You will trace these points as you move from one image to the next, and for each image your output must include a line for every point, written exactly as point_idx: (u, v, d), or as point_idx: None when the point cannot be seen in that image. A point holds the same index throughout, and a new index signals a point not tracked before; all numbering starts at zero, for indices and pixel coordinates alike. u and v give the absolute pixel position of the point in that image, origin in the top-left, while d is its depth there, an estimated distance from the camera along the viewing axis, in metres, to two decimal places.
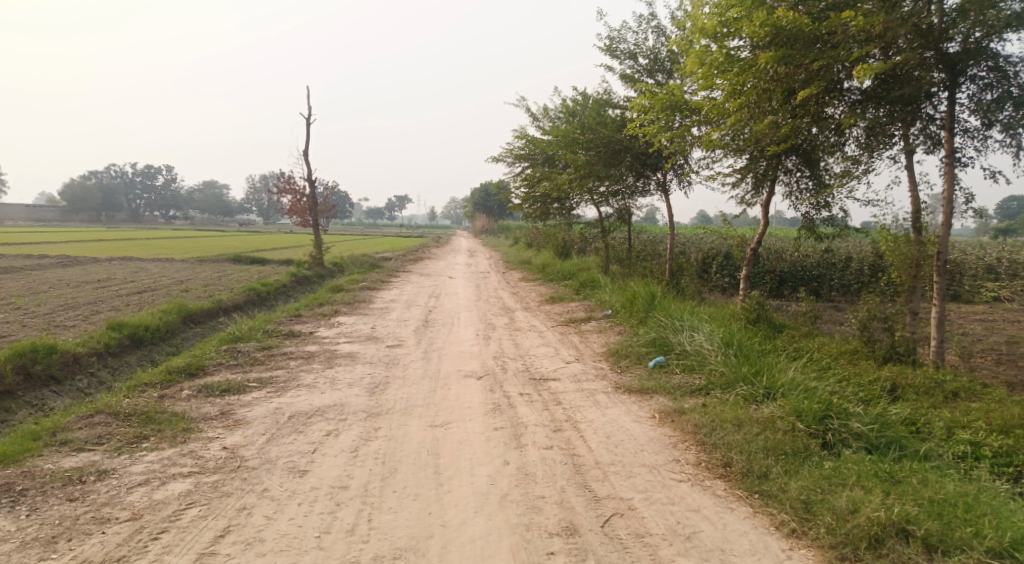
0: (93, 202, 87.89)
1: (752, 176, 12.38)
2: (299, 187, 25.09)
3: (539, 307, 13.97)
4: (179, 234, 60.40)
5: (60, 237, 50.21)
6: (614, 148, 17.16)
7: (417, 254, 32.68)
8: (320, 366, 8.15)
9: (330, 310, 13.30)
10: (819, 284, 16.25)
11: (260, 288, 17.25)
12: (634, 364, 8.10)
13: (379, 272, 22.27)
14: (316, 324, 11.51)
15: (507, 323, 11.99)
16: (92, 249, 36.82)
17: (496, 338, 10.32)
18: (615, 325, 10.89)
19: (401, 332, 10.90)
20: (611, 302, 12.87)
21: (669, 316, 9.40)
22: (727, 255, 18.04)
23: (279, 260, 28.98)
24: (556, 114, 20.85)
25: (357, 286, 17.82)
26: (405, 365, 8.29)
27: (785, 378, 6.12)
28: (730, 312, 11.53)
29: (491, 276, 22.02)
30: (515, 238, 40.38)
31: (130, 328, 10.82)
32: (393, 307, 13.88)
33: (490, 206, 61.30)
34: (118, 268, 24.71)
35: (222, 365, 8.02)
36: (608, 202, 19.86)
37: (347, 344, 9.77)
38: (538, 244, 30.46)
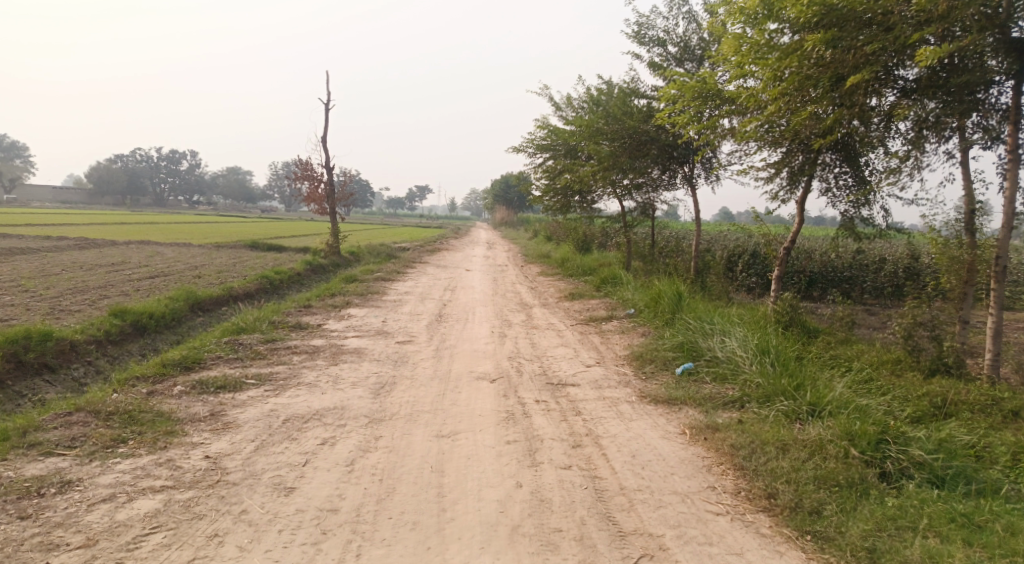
0: (118, 185, 88.54)
1: (787, 171, 11.68)
2: (317, 173, 24.68)
3: (558, 304, 13.38)
4: (201, 219, 60.52)
5: (83, 219, 50.55)
6: (639, 140, 16.49)
7: (434, 245, 32.21)
8: (324, 363, 7.65)
9: (341, 301, 12.82)
10: (850, 286, 15.49)
11: (273, 276, 16.86)
12: (659, 370, 7.51)
13: (395, 263, 21.80)
14: (325, 316, 11.03)
15: (525, 320, 11.43)
16: (113, 233, 36.79)
17: (512, 336, 9.77)
18: (638, 325, 10.29)
19: (413, 326, 10.39)
20: (634, 301, 12.26)
21: (696, 319, 8.78)
22: (755, 254, 17.32)
23: (295, 248, 28.66)
24: (581, 104, 20.19)
25: (372, 276, 17.36)
26: (415, 364, 7.76)
27: (832, 394, 5.51)
28: (760, 315, 10.87)
29: (510, 269, 21.49)
30: (535, 231, 39.72)
31: (133, 315, 10.42)
32: (407, 300, 13.38)
33: (512, 198, 61.04)
34: (134, 252, 24.51)
35: (221, 358, 7.52)
36: (632, 195, 19.23)
37: (355, 339, 9.27)
38: (558, 237, 29.84)
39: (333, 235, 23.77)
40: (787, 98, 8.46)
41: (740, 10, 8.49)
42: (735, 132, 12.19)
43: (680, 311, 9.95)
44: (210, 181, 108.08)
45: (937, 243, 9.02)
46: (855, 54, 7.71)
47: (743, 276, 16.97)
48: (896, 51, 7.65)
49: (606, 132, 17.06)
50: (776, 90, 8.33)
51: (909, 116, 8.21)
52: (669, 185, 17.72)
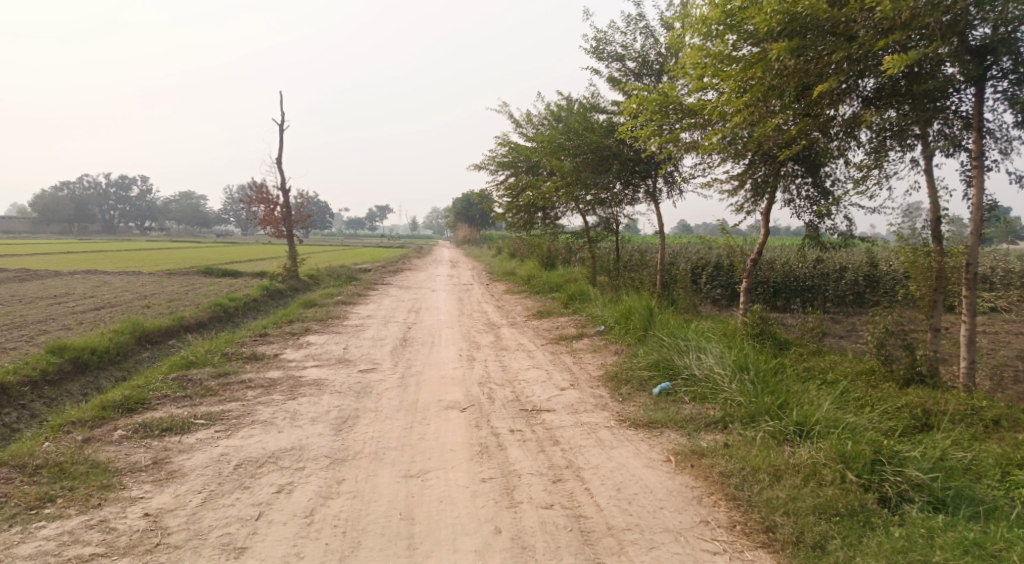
0: (65, 213, 85.73)
1: (750, 183, 11.58)
2: (273, 196, 24.03)
3: (526, 323, 13.06)
4: (153, 245, 58.77)
5: (29, 249, 48.76)
6: (601, 154, 16.34)
7: (396, 265, 31.67)
8: (281, 397, 7.16)
9: (300, 328, 12.30)
10: (813, 295, 15.51)
11: (228, 303, 16.22)
12: (636, 391, 7.22)
13: (356, 285, 21.27)
14: (282, 344, 10.52)
15: (492, 341, 11.06)
16: (60, 263, 35.40)
17: (480, 359, 9.40)
18: (609, 343, 10.01)
19: (376, 353, 9.95)
20: (604, 317, 12.00)
21: (669, 335, 8.53)
22: (719, 266, 17.27)
23: (252, 273, 27.85)
24: (541, 120, 20.04)
25: (331, 300, 16.83)
26: (379, 394, 7.34)
27: (819, 412, 5.27)
28: (730, 328, 10.69)
29: (474, 288, 21.12)
30: (498, 248, 39.44)
31: (74, 352, 9.77)
32: (369, 325, 12.89)
33: (474, 216, 60.95)
34: (80, 283, 23.49)
35: (167, 397, 7.00)
36: (595, 210, 19.09)
37: (315, 369, 8.80)
38: (522, 254, 29.57)
39: (290, 259, 23.12)
40: (752, 110, 8.35)
41: (701, 22, 8.39)
42: (697, 145, 12.09)
43: (652, 327, 9.70)
44: (163, 206, 105.46)
45: (905, 251, 8.94)
46: (818, 63, 7.64)
47: (708, 288, 16.88)
48: (858, 60, 7.58)
49: (568, 148, 16.88)
50: (740, 101, 8.21)
51: (873, 125, 8.14)
52: (632, 199, 17.60)
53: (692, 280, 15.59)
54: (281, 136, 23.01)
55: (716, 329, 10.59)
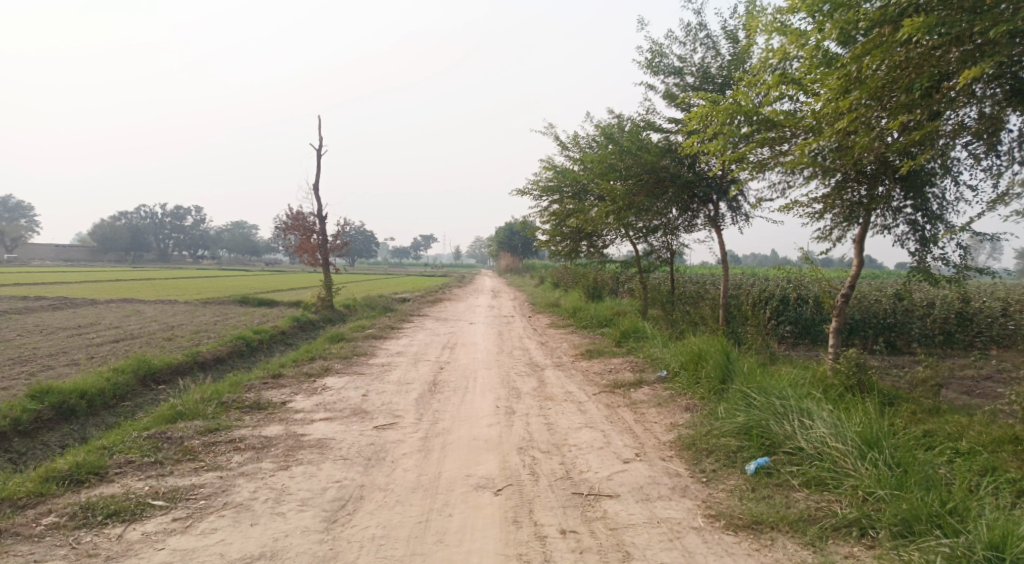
0: (121, 241, 87.73)
1: (839, 206, 9.86)
2: (309, 222, 23.10)
3: (574, 365, 11.42)
4: (201, 274, 58.93)
5: (80, 276, 49.31)
6: (657, 176, 14.75)
7: (435, 295, 30.37)
8: (272, 466, 5.71)
9: (320, 367, 10.94)
10: (895, 334, 13.38)
11: (251, 336, 15.02)
12: (726, 468, 5.55)
13: (390, 317, 19.99)
14: (295, 389, 9.15)
15: (536, 387, 9.46)
16: (103, 290, 35.16)
17: (521, 413, 7.81)
18: (677, 398, 8.32)
19: (400, 401, 8.48)
20: (667, 361, 10.30)
21: (758, 390, 6.84)
22: (787, 300, 15.41)
23: (287, 302, 26.86)
24: (589, 142, 18.66)
25: (362, 334, 15.53)
26: (393, 464, 5.81)
27: (1022, 528, 3.82)
28: (817, 375, 8.93)
29: (516, 321, 19.62)
30: (540, 278, 37.80)
31: (58, 397, 8.56)
32: (397, 365, 11.43)
33: (517, 244, 59.90)
34: (112, 312, 22.74)
35: (132, 463, 5.62)
36: (648, 238, 17.53)
37: (324, 422, 7.34)
38: (567, 284, 27.91)
39: (324, 288, 22.00)
40: (867, 109, 6.84)
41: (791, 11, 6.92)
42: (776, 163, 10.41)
43: (730, 379, 7.99)
44: (213, 234, 107.23)
45: None
46: (952, 50, 6.16)
47: (776, 325, 15.00)
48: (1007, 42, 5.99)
49: (620, 169, 15.29)
50: (849, 100, 6.68)
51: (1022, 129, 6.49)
52: (690, 226, 15.96)
53: (761, 316, 13.78)
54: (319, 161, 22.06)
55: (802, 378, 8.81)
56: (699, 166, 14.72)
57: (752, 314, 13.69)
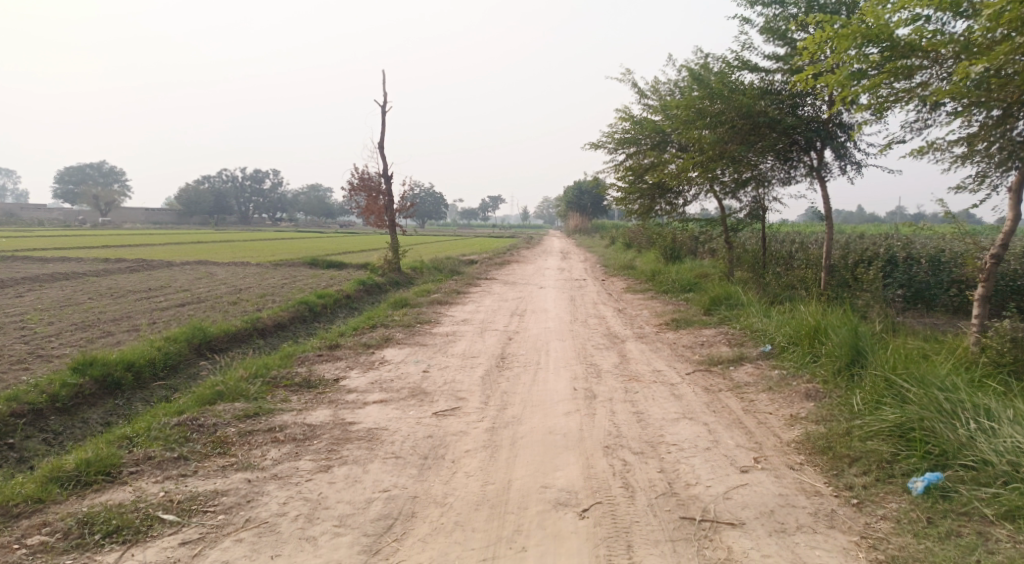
0: (204, 205, 90.58)
1: (990, 144, 8.28)
2: (375, 182, 22.34)
3: (659, 336, 10.18)
4: (277, 236, 59.83)
5: (163, 240, 50.80)
6: (752, 122, 13.07)
7: (505, 257, 29.40)
8: (310, 466, 4.78)
9: (381, 337, 10.08)
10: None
11: (315, 301, 14.37)
12: (881, 484, 4.40)
13: (458, 280, 19.14)
14: (352, 363, 8.29)
15: (618, 364, 8.31)
16: (182, 253, 35.64)
17: (604, 397, 6.68)
18: (791, 382, 7.03)
19: (465, 379, 7.49)
20: (772, 335, 8.95)
21: (909, 379, 5.60)
22: (899, 261, 13.62)
23: (355, 265, 26.44)
24: (671, 88, 17.06)
25: (427, 299, 14.68)
26: (454, 466, 4.81)
27: None
28: (956, 351, 7.47)
29: (589, 284, 18.44)
30: (613, 238, 36.18)
31: (102, 369, 7.94)
32: (464, 334, 10.45)
33: (588, 203, 58.26)
34: (183, 274, 22.71)
35: (150, 460, 4.78)
36: (739, 193, 15.95)
37: (378, 406, 6.40)
38: (641, 244, 26.36)
39: (391, 249, 21.29)
40: None
41: None
42: (910, 95, 8.83)
43: (862, 360, 6.64)
44: (289, 196, 109.41)
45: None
46: None
47: (887, 287, 13.11)
48: None
49: (710, 115, 13.65)
50: None
51: None
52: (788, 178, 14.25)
53: (874, 278, 12.03)
54: (384, 118, 21.14)
55: (938, 354, 7.34)
56: (802, 109, 12.92)
57: (865, 278, 12.04)
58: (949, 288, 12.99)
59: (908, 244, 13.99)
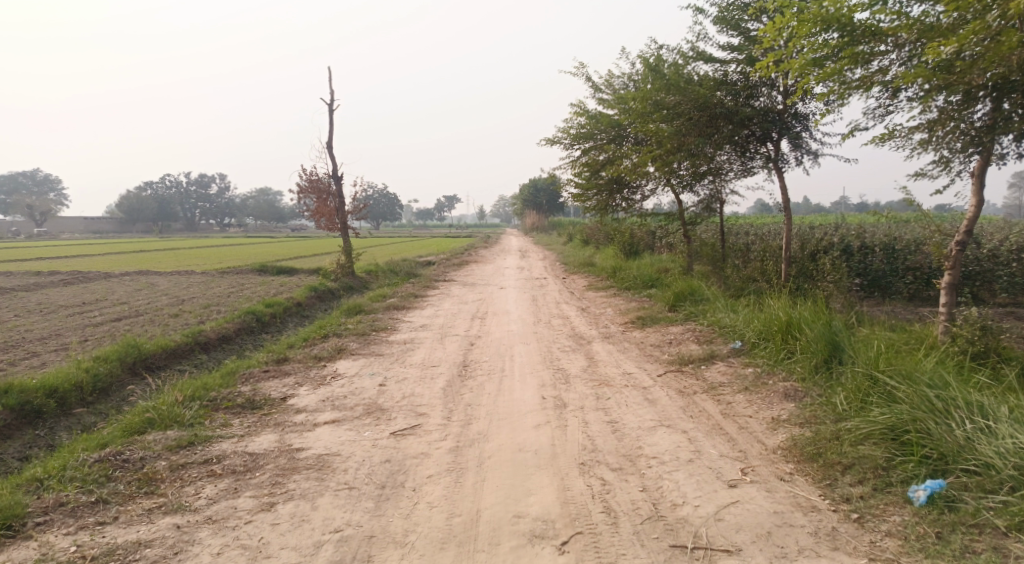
0: (147, 212, 87.50)
1: (953, 128, 8.15)
2: (325, 183, 21.56)
3: (625, 336, 9.82)
4: (225, 242, 57.94)
5: (103, 249, 48.71)
6: (710, 113, 12.83)
7: (461, 257, 28.87)
8: (251, 504, 4.22)
9: (333, 348, 9.49)
10: (977, 284, 10.41)
11: (263, 311, 13.63)
12: (879, 494, 4.06)
13: (414, 283, 18.55)
14: (301, 378, 7.69)
15: (586, 368, 7.91)
16: (125, 263, 34.12)
17: (574, 406, 6.25)
18: (767, 381, 6.71)
19: (425, 392, 6.97)
20: (741, 331, 8.66)
21: (895, 375, 5.29)
22: (855, 249, 13.52)
23: (307, 270, 25.56)
24: (626, 81, 16.78)
25: (381, 304, 14.09)
26: (415, 496, 4.31)
27: None
28: (925, 340, 7.27)
29: (549, 283, 18.07)
30: (569, 235, 35.94)
31: (19, 397, 7.18)
32: (422, 341, 9.92)
33: (543, 201, 58.10)
34: (122, 286, 21.54)
35: (63, 506, 4.17)
36: (697, 187, 15.75)
37: (329, 427, 5.84)
38: (599, 240, 26.11)
39: (343, 253, 20.56)
40: None
41: None
42: (873, 81, 8.65)
43: (842, 359, 6.35)
44: (237, 201, 106.60)
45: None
46: None
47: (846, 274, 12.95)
48: None
49: (666, 108, 13.36)
50: None
51: None
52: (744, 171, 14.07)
53: (840, 268, 12.00)
54: (332, 118, 20.39)
55: (910, 344, 7.11)
56: (754, 100, 12.73)
57: (828, 268, 11.91)
58: (904, 275, 13.09)
59: (863, 232, 13.93)
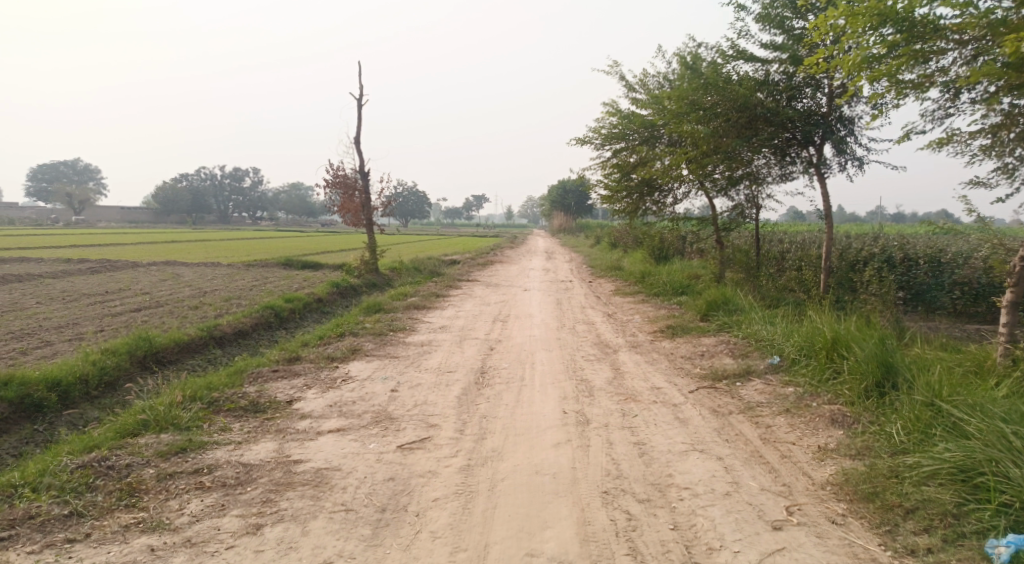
0: (182, 203, 88.62)
1: (1020, 133, 7.50)
2: (352, 178, 21.26)
3: (654, 346, 9.28)
4: (255, 235, 58.34)
5: (135, 239, 49.25)
6: (750, 115, 12.21)
7: (487, 257, 28.48)
8: (236, 527, 3.82)
9: (348, 348, 9.10)
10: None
11: (281, 306, 13.33)
12: (950, 548, 3.62)
13: (437, 282, 18.19)
14: (310, 380, 7.30)
15: (612, 379, 7.41)
16: (154, 253, 34.27)
17: (599, 424, 5.76)
18: (810, 402, 6.16)
19: (439, 401, 6.53)
20: (779, 346, 8.10)
21: (963, 405, 4.74)
22: (898, 261, 12.71)
23: (332, 265, 25.37)
24: (663, 80, 16.20)
25: (402, 303, 13.71)
26: (419, 524, 3.89)
27: None
28: (982, 364, 6.62)
29: (575, 286, 17.57)
30: (598, 238, 35.30)
31: (18, 390, 6.88)
32: (440, 344, 9.48)
33: (573, 202, 57.50)
34: (147, 276, 21.48)
35: (31, 520, 3.87)
36: (732, 191, 15.13)
37: (333, 437, 5.42)
38: (628, 244, 25.48)
39: (367, 249, 20.26)
40: None
41: None
42: (930, 81, 8.02)
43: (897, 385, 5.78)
44: (269, 195, 107.60)
45: None
46: None
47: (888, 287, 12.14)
48: None
49: (704, 108, 12.76)
50: None
51: None
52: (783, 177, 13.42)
53: (887, 282, 11.31)
54: (360, 113, 20.09)
55: (967, 369, 6.50)
56: (796, 102, 12.09)
57: (873, 282, 11.23)
58: (951, 290, 12.24)
59: (905, 244, 13.14)
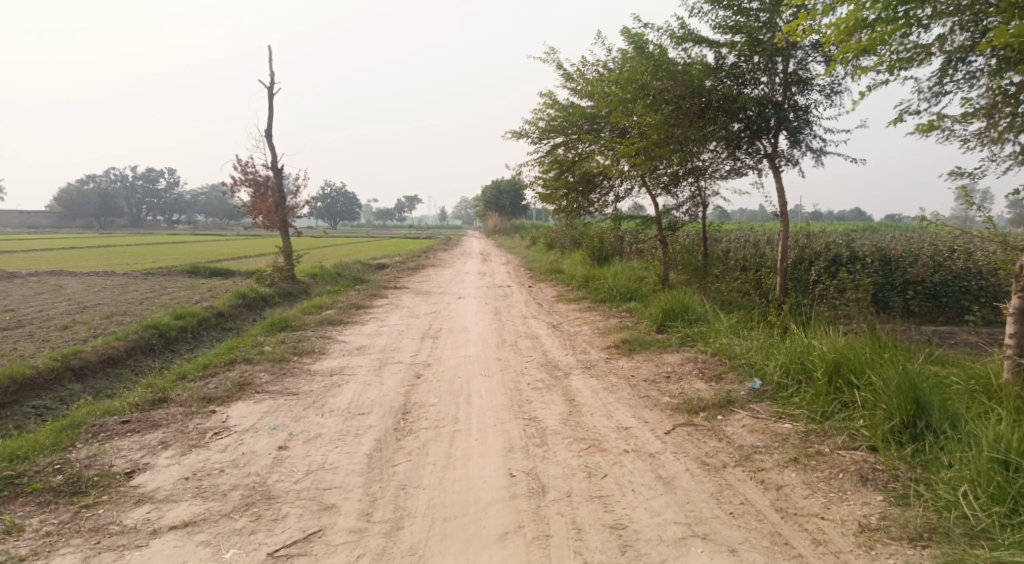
0: (88, 207, 82.58)
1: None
2: (263, 176, 19.07)
3: (612, 366, 7.83)
4: (166, 239, 54.40)
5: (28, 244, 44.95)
6: (702, 102, 10.59)
7: (418, 260, 26.65)
8: None
9: (237, 381, 7.28)
10: None
11: (169, 324, 11.25)
12: None
13: (360, 290, 16.37)
14: (172, 434, 5.51)
15: (566, 417, 5.90)
16: (46, 261, 30.71)
17: (557, 495, 4.25)
18: (822, 447, 4.79)
19: (341, 462, 4.86)
20: (762, 368, 6.74)
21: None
22: (846, 261, 10.78)
23: (243, 273, 23.01)
24: (605, 68, 14.82)
25: (316, 317, 11.86)
26: None
27: None
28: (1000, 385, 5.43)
29: (512, 292, 16.05)
30: (533, 238, 33.88)
31: None
32: (354, 372, 7.78)
33: (505, 203, 56.08)
34: (22, 289, 18.69)
35: None
36: (679, 187, 13.94)
37: (176, 540, 3.75)
38: (565, 245, 24.18)
39: (281, 254, 18.21)
40: None
41: None
42: (926, 52, 6.87)
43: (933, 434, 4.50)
44: (184, 196, 101.90)
45: None
46: None
47: (848, 280, 9.99)
48: None
49: (651, 94, 11.01)
50: None
51: None
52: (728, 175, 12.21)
53: (862, 289, 9.78)
54: (273, 101, 17.95)
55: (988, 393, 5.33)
56: (747, 90, 10.46)
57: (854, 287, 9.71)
58: (903, 291, 10.71)
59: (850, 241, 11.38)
